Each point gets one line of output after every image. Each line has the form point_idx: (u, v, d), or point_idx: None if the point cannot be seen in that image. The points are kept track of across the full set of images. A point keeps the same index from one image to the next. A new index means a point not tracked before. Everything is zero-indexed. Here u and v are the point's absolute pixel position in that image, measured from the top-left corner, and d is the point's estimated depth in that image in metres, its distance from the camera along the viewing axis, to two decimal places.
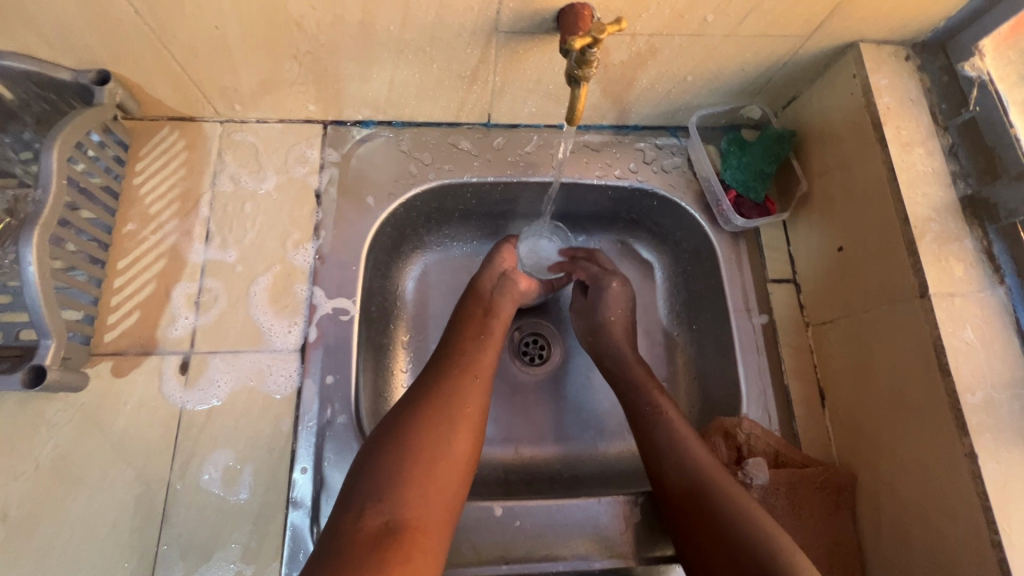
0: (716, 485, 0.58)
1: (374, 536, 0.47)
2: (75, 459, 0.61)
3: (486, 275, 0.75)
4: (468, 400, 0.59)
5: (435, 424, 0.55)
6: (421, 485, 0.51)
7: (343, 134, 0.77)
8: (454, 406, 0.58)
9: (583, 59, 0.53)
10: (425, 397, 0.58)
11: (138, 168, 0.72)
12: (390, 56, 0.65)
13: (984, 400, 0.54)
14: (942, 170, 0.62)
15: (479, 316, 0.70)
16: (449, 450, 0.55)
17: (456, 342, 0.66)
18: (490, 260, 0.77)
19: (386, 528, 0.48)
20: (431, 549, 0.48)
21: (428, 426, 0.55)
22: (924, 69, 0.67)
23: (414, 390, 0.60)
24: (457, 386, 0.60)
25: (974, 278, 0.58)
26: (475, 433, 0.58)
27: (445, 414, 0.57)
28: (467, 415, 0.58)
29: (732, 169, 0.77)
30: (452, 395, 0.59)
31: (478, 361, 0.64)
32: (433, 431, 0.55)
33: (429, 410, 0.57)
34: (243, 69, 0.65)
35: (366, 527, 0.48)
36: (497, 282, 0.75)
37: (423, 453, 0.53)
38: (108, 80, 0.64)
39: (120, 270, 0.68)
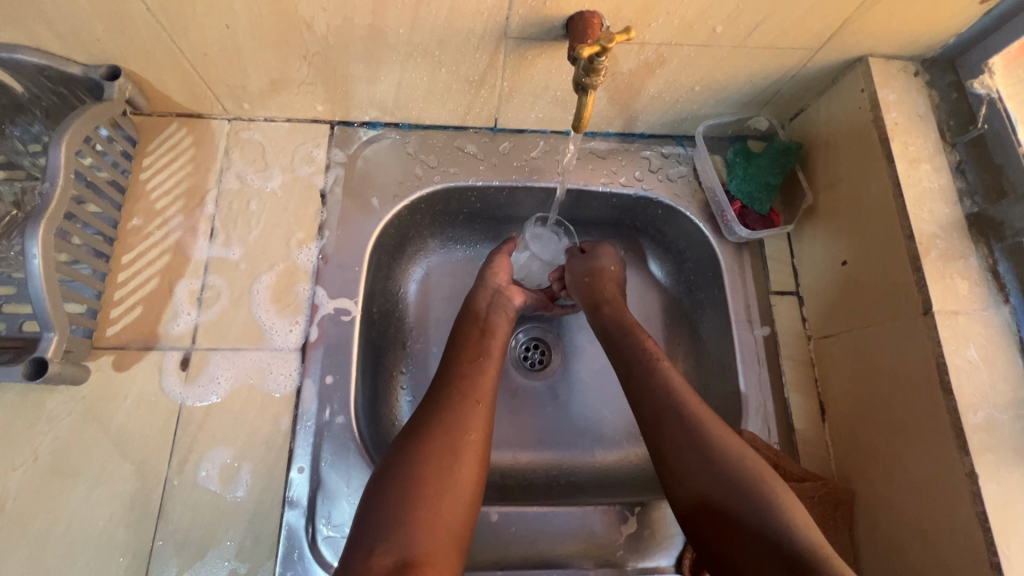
0: (738, 468, 0.54)
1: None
2: (74, 452, 0.61)
3: (480, 293, 0.75)
4: (469, 427, 0.58)
5: (439, 457, 0.55)
6: (427, 520, 0.51)
7: (350, 135, 0.78)
8: (456, 435, 0.57)
9: (591, 67, 0.54)
10: (427, 426, 0.58)
11: (145, 163, 0.73)
12: (398, 59, 0.65)
13: (986, 420, 0.53)
14: (949, 187, 0.62)
15: (476, 336, 0.70)
16: (453, 481, 0.54)
17: (454, 366, 0.65)
18: (482, 278, 0.77)
19: (396, 566, 0.48)
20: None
21: (431, 459, 0.55)
22: (933, 85, 0.66)
23: (414, 420, 0.60)
24: (458, 414, 0.59)
25: (978, 296, 0.57)
26: (479, 461, 0.57)
27: (447, 445, 0.56)
28: (470, 442, 0.57)
29: (738, 180, 0.76)
30: (453, 423, 0.58)
31: (477, 383, 0.63)
32: (437, 464, 0.55)
33: (431, 440, 0.56)
34: (252, 68, 0.66)
35: (376, 565, 0.48)
36: (491, 299, 0.75)
37: (427, 488, 0.53)
38: (118, 75, 0.64)
39: (124, 264, 0.68)
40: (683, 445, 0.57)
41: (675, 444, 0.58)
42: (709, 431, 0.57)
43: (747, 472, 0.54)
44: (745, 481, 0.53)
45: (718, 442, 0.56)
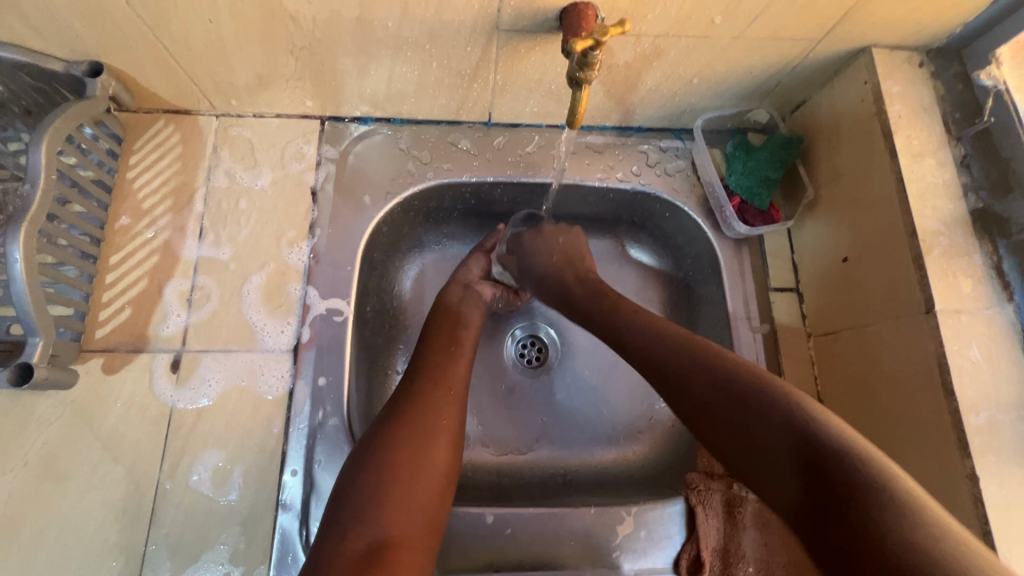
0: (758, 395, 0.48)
1: (356, 560, 0.47)
2: (65, 456, 0.60)
3: (451, 287, 0.74)
4: (440, 410, 0.58)
5: (410, 439, 0.55)
6: (400, 501, 0.51)
7: (340, 131, 0.76)
8: (427, 418, 0.57)
9: (585, 61, 0.52)
10: (398, 413, 0.57)
11: (132, 162, 0.71)
12: (388, 53, 0.63)
13: (988, 421, 0.52)
14: (954, 183, 0.60)
15: (448, 328, 0.69)
16: (425, 462, 0.54)
17: (426, 353, 0.65)
18: (456, 273, 0.76)
19: (370, 550, 0.47)
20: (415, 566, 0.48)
21: (403, 442, 0.54)
22: (938, 76, 0.64)
23: (389, 409, 0.59)
24: (428, 397, 0.59)
25: (982, 295, 0.56)
26: (450, 443, 0.57)
27: (419, 427, 0.56)
28: (442, 426, 0.57)
29: (737, 175, 0.75)
30: (422, 406, 0.58)
31: (448, 371, 0.63)
32: (408, 447, 0.54)
33: (403, 425, 0.56)
34: (238, 63, 0.64)
35: (349, 549, 0.48)
36: (465, 294, 0.74)
37: (399, 472, 0.53)
38: (100, 71, 0.63)
39: (112, 265, 0.67)
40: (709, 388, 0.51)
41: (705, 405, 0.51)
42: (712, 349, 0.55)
43: (768, 399, 0.47)
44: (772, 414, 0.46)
45: (740, 382, 0.50)
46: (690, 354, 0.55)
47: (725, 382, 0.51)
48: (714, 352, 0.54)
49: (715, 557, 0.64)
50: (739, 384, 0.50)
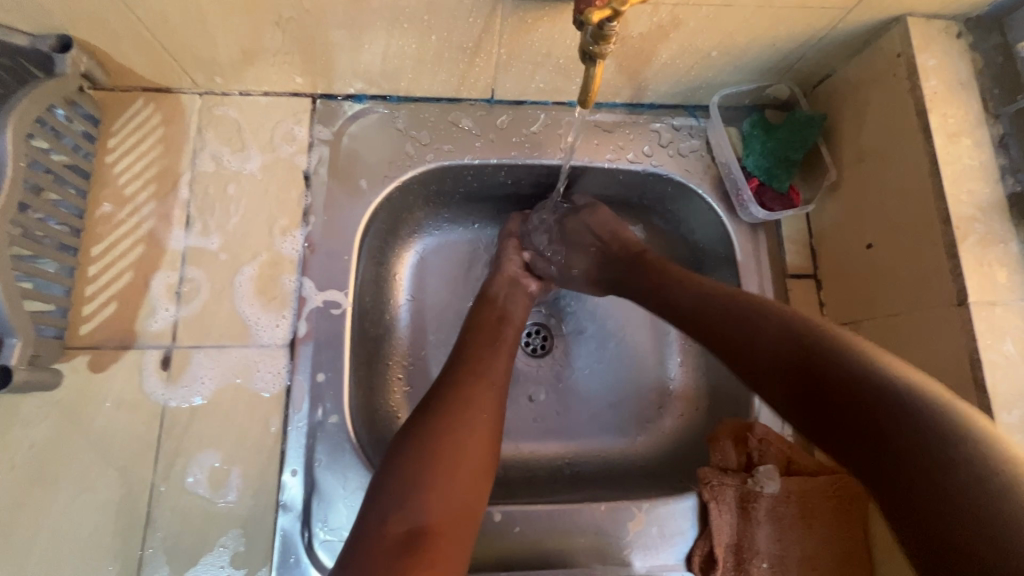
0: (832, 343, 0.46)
1: (397, 545, 0.46)
2: (54, 457, 0.58)
3: (496, 278, 0.73)
4: (485, 400, 0.57)
5: (459, 427, 0.54)
6: (440, 490, 0.49)
7: (333, 109, 0.71)
8: (470, 407, 0.56)
9: (599, 34, 0.47)
10: (441, 405, 0.56)
11: (110, 145, 0.67)
12: (383, 25, 0.58)
13: (1021, 418, 0.50)
14: (990, 165, 0.56)
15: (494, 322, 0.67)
16: (470, 452, 0.53)
17: (470, 346, 0.64)
18: (498, 265, 0.74)
19: (409, 535, 0.46)
20: (453, 556, 0.47)
21: (450, 431, 0.53)
22: (976, 48, 0.60)
23: (428, 397, 0.58)
24: (473, 386, 0.58)
25: (1017, 285, 0.53)
26: (491, 434, 0.55)
27: (465, 415, 0.55)
28: (485, 419, 0.56)
29: (755, 155, 0.71)
30: (467, 395, 0.57)
31: (492, 366, 0.61)
32: (455, 437, 0.53)
33: (445, 417, 0.54)
34: (220, 36, 0.58)
35: (389, 534, 0.46)
36: (509, 287, 0.73)
37: (445, 460, 0.51)
38: (69, 46, 0.57)
39: (94, 257, 0.63)
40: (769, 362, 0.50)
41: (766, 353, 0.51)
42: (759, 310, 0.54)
43: (838, 353, 0.45)
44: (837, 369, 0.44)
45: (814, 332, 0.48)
46: (756, 316, 0.53)
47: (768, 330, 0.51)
48: (770, 308, 0.53)
49: (728, 552, 0.63)
50: (816, 341, 0.47)
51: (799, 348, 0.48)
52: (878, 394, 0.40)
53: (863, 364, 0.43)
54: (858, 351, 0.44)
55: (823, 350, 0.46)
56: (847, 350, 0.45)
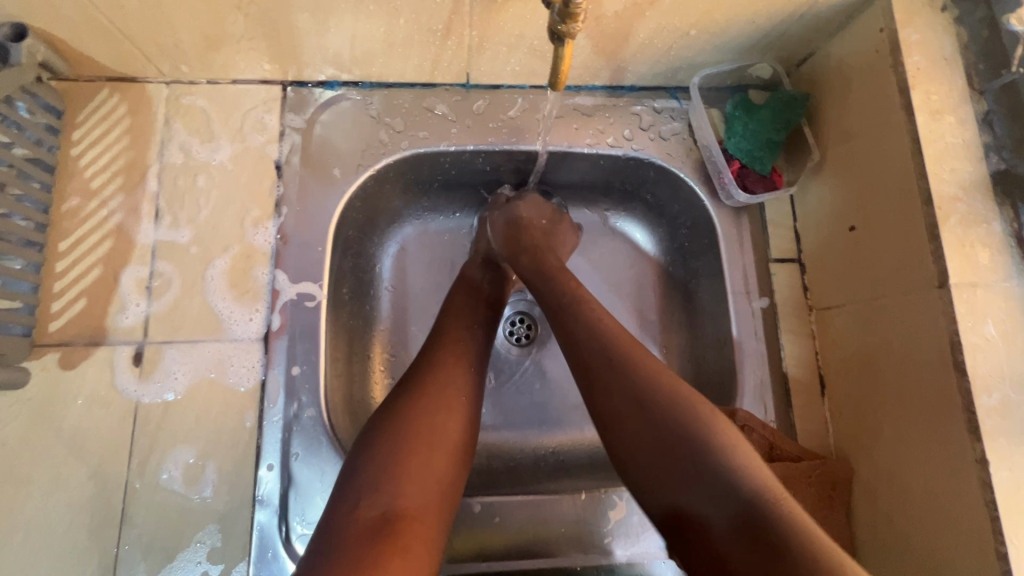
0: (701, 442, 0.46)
1: (369, 528, 0.45)
2: (26, 455, 0.57)
3: (477, 262, 0.72)
4: (461, 384, 0.56)
5: (435, 408, 0.53)
6: (416, 472, 0.49)
7: (304, 97, 0.69)
8: (445, 388, 0.55)
9: (566, 12, 0.46)
10: (416, 388, 0.55)
11: (76, 137, 0.65)
12: (348, 7, 0.56)
13: (1001, 402, 0.49)
14: (974, 143, 0.55)
15: (473, 306, 0.66)
16: (445, 435, 0.52)
17: (447, 328, 0.63)
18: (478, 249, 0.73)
19: (384, 518, 0.45)
20: (429, 538, 0.46)
21: (425, 414, 0.52)
22: (961, 22, 0.58)
23: (404, 381, 0.57)
24: (447, 369, 0.57)
25: (1000, 267, 0.52)
26: (466, 418, 0.54)
27: (440, 397, 0.54)
28: (460, 400, 0.55)
29: (737, 137, 0.69)
30: (442, 378, 0.56)
31: (468, 349, 0.61)
32: (429, 420, 0.52)
33: (420, 399, 0.53)
34: (180, 22, 0.57)
35: (362, 518, 0.45)
36: (490, 271, 0.72)
37: (419, 443, 0.50)
38: (26, 35, 0.56)
39: (62, 252, 0.62)
40: (627, 408, 0.49)
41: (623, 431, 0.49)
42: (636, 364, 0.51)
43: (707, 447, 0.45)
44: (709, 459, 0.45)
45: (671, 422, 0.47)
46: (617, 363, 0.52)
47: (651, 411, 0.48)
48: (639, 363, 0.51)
49: None
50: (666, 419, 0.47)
51: (670, 445, 0.47)
52: (757, 518, 0.41)
53: (743, 479, 0.44)
54: (734, 456, 0.45)
55: (709, 449, 0.45)
56: (717, 456, 0.45)
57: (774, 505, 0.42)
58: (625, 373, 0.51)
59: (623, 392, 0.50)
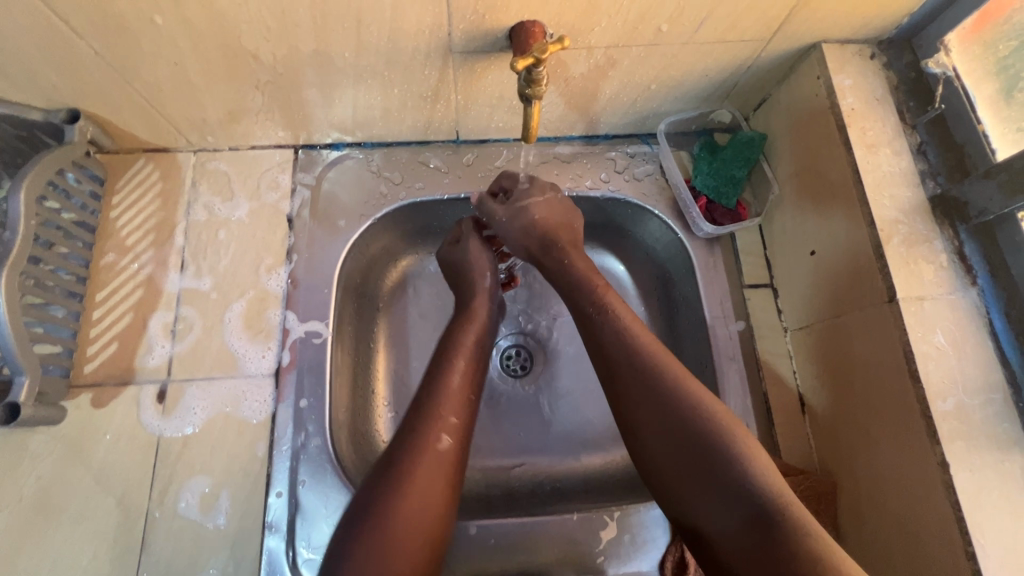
0: (719, 438, 0.50)
1: None
2: (58, 488, 0.62)
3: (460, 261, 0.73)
4: (443, 451, 0.55)
5: (415, 488, 0.52)
6: (395, 555, 0.49)
7: (314, 158, 0.78)
8: (426, 457, 0.54)
9: (531, 78, 0.55)
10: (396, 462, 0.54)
11: (115, 201, 0.74)
12: (350, 81, 0.65)
13: (956, 406, 0.52)
14: (911, 170, 0.60)
15: (466, 353, 0.64)
16: (424, 519, 0.52)
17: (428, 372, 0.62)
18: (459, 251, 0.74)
19: None
20: None
21: (405, 498, 0.51)
22: (891, 66, 0.65)
23: (388, 454, 0.55)
24: (429, 434, 0.56)
25: (944, 281, 0.56)
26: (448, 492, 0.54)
27: (420, 471, 0.53)
28: (442, 465, 0.55)
29: (703, 175, 0.76)
30: (427, 450, 0.55)
31: (446, 395, 0.60)
32: (411, 499, 0.52)
33: (402, 476, 0.53)
34: (208, 101, 0.66)
35: None
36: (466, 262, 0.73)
37: (398, 532, 0.50)
38: (78, 117, 0.65)
39: (98, 301, 0.70)
40: (658, 421, 0.53)
41: (656, 438, 0.53)
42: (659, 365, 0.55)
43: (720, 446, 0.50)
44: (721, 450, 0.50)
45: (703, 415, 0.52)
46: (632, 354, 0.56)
47: (680, 409, 0.52)
48: (661, 364, 0.55)
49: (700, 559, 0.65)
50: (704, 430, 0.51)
51: (698, 451, 0.51)
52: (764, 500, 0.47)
53: (756, 480, 0.48)
54: (754, 464, 0.49)
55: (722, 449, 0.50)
56: (744, 464, 0.49)
57: (784, 506, 0.46)
58: (676, 399, 0.53)
59: (653, 397, 0.54)
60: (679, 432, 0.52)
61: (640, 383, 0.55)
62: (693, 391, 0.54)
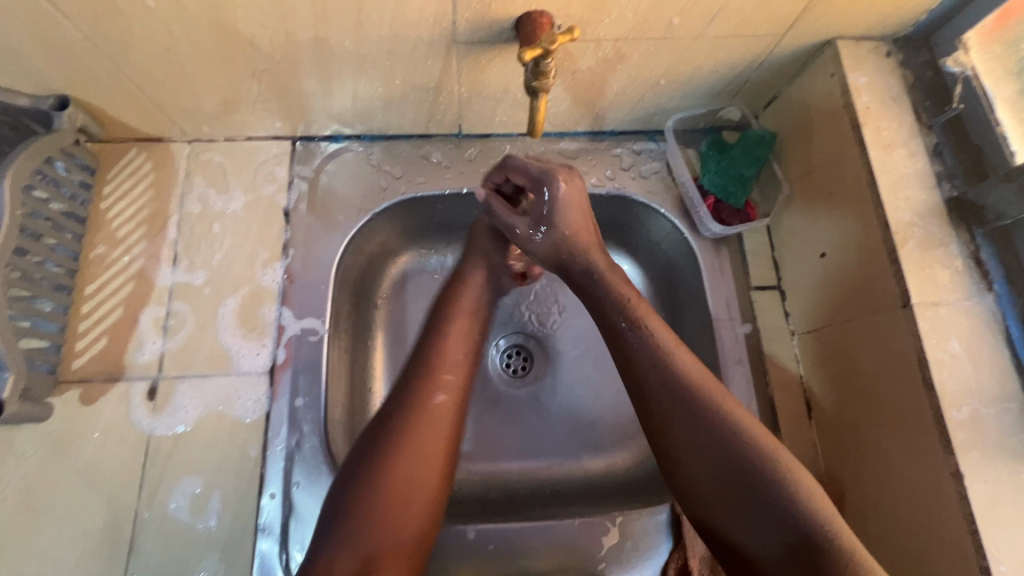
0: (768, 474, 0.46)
1: None
2: (43, 487, 0.60)
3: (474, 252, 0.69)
4: (437, 408, 0.54)
5: (409, 446, 0.51)
6: (390, 509, 0.49)
7: (311, 150, 0.76)
8: (426, 415, 0.53)
9: (538, 70, 0.53)
10: (392, 418, 0.53)
11: (106, 191, 0.72)
12: (349, 71, 0.63)
13: (971, 416, 0.51)
14: (926, 172, 0.59)
15: (466, 313, 0.62)
16: (421, 475, 0.51)
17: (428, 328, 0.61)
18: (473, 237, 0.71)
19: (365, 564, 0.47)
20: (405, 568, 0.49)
21: (399, 455, 0.51)
22: (907, 65, 0.63)
23: (384, 410, 0.54)
24: (425, 395, 0.54)
25: (960, 286, 0.55)
26: (448, 446, 0.53)
27: (420, 428, 0.52)
28: (439, 420, 0.54)
29: (711, 174, 0.74)
30: (424, 407, 0.53)
31: (444, 354, 0.58)
32: (405, 458, 0.51)
33: (397, 431, 0.52)
34: (202, 89, 0.64)
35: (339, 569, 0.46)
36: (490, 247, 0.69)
37: (393, 488, 0.49)
38: (67, 104, 0.63)
39: (87, 295, 0.68)
40: (691, 438, 0.49)
41: (693, 463, 0.49)
42: (706, 393, 0.50)
43: (772, 480, 0.46)
44: (771, 489, 0.46)
45: (748, 447, 0.47)
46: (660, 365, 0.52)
47: (718, 434, 0.48)
48: (691, 378, 0.51)
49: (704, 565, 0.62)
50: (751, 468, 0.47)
51: (742, 483, 0.47)
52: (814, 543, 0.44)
53: (806, 518, 0.45)
54: (806, 500, 0.45)
55: (770, 484, 0.46)
56: (795, 501, 0.45)
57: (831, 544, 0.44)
58: (711, 424, 0.49)
59: (687, 410, 0.50)
60: (724, 464, 0.48)
61: (674, 400, 0.50)
62: (730, 412, 0.49)
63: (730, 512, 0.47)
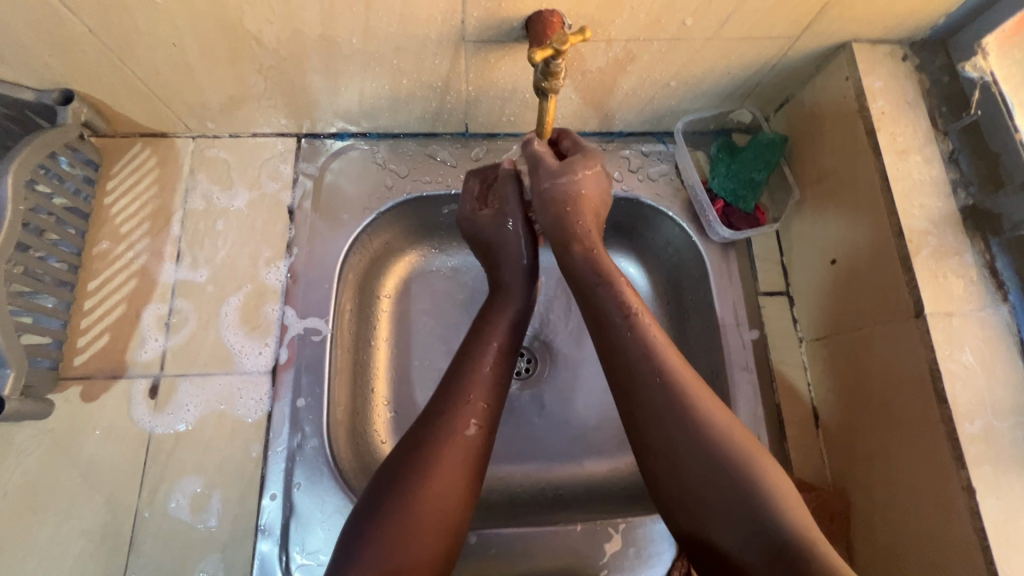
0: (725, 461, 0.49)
1: None
2: (44, 484, 0.60)
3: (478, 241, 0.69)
4: (468, 438, 0.54)
5: (437, 475, 0.51)
6: (418, 530, 0.49)
7: (317, 147, 0.76)
8: (453, 438, 0.53)
9: (548, 71, 0.52)
10: (424, 440, 0.53)
11: (110, 187, 0.71)
12: (356, 69, 0.62)
13: (984, 429, 0.50)
14: (941, 179, 0.58)
15: (498, 331, 0.62)
16: (445, 505, 0.51)
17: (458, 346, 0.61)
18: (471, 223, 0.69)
19: None
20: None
21: (428, 477, 0.51)
22: (923, 69, 0.62)
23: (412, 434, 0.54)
24: (455, 419, 0.54)
25: (974, 296, 0.54)
26: (474, 469, 0.54)
27: (449, 451, 0.53)
28: (468, 443, 0.54)
29: (720, 177, 0.74)
30: (453, 431, 0.54)
31: (472, 376, 0.58)
32: (432, 481, 0.51)
33: (427, 452, 0.52)
34: (208, 85, 0.64)
35: None
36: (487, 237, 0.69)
37: (420, 518, 0.49)
38: (72, 99, 0.63)
39: (90, 291, 0.67)
40: (666, 430, 0.51)
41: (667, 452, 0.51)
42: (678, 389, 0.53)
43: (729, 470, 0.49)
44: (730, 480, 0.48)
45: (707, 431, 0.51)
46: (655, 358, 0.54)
47: (694, 430, 0.50)
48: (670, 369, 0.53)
49: None
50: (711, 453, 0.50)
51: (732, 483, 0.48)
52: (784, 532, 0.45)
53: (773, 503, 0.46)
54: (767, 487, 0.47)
55: (745, 475, 0.48)
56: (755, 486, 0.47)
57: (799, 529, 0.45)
58: (694, 424, 0.51)
59: (671, 402, 0.52)
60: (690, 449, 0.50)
61: (656, 390, 0.53)
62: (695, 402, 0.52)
63: (706, 494, 0.49)
